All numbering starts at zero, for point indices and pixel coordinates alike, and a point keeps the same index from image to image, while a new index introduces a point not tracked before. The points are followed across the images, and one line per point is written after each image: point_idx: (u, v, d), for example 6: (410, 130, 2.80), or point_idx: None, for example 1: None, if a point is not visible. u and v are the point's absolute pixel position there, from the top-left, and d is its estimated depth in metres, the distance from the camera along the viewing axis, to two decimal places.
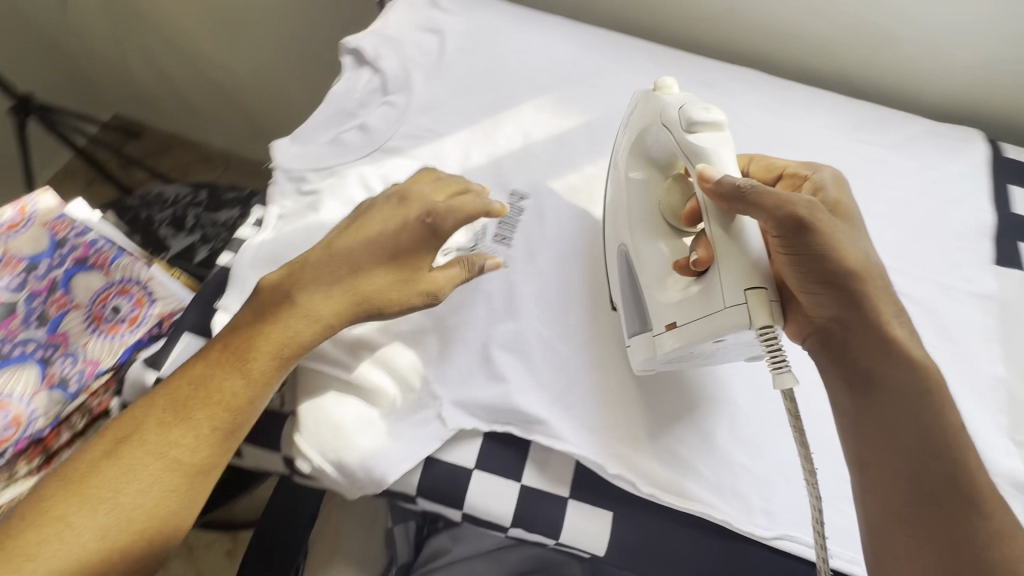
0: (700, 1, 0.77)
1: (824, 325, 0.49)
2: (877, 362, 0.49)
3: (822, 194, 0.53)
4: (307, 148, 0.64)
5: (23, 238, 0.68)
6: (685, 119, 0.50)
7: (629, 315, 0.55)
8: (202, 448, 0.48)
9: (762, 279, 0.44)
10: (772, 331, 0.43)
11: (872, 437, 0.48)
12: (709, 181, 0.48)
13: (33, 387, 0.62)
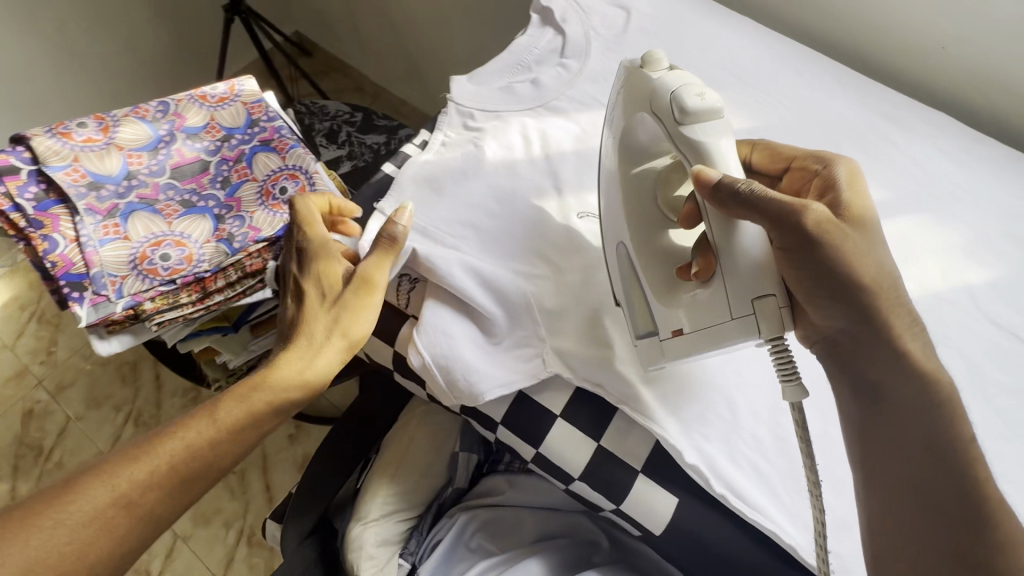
0: (908, 31, 0.73)
1: (832, 336, 0.48)
2: (925, 406, 0.47)
3: (831, 193, 0.50)
4: (481, 89, 0.69)
5: (227, 111, 0.80)
6: (677, 110, 0.48)
7: (634, 316, 0.54)
8: (164, 486, 0.46)
9: (772, 286, 0.44)
10: (781, 341, 0.44)
11: (887, 479, 0.47)
12: (706, 185, 0.46)
13: (207, 236, 0.73)
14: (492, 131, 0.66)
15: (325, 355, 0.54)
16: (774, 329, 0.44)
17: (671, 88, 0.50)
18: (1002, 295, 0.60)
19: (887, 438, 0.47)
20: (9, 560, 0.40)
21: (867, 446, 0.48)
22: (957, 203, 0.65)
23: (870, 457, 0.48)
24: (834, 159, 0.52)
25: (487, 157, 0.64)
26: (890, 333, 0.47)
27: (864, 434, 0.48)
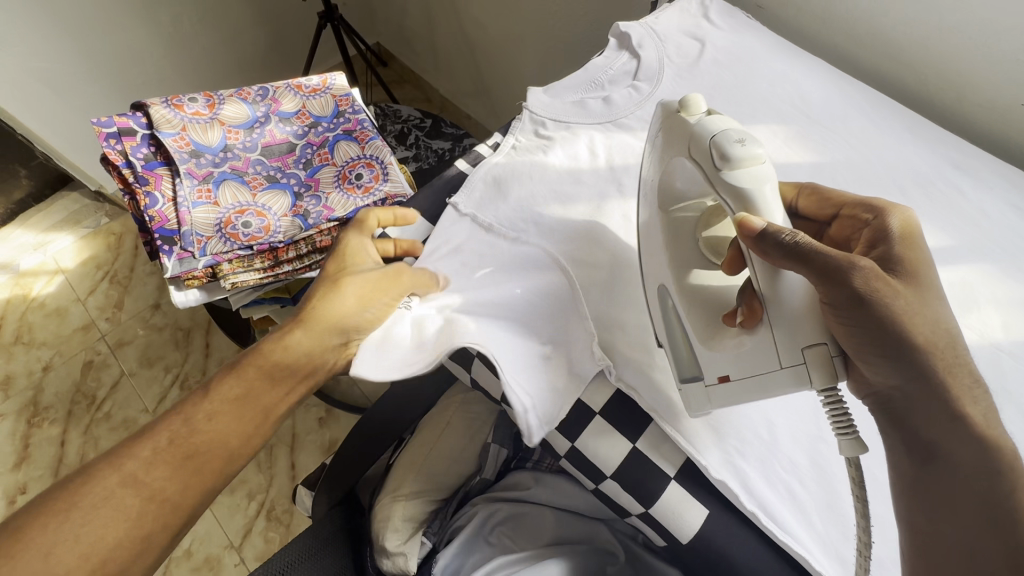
0: (986, 87, 0.73)
1: (883, 391, 0.46)
2: (983, 464, 0.45)
3: (883, 247, 0.49)
4: (554, 101, 0.73)
5: (317, 101, 0.87)
6: (719, 154, 0.49)
7: (676, 356, 0.55)
8: (161, 462, 0.51)
9: (824, 334, 0.44)
10: (835, 393, 0.44)
11: (931, 549, 0.46)
12: (751, 231, 0.46)
13: (284, 211, 0.79)
14: (561, 140, 0.69)
15: (316, 321, 0.58)
16: (827, 379, 0.43)
17: (712, 131, 0.51)
18: None
19: (938, 504, 0.46)
20: (35, 543, 0.45)
21: (914, 512, 0.47)
22: None
23: (916, 524, 0.47)
24: (889, 211, 0.51)
25: (554, 163, 0.67)
26: (949, 393, 0.45)
27: (914, 498, 0.47)
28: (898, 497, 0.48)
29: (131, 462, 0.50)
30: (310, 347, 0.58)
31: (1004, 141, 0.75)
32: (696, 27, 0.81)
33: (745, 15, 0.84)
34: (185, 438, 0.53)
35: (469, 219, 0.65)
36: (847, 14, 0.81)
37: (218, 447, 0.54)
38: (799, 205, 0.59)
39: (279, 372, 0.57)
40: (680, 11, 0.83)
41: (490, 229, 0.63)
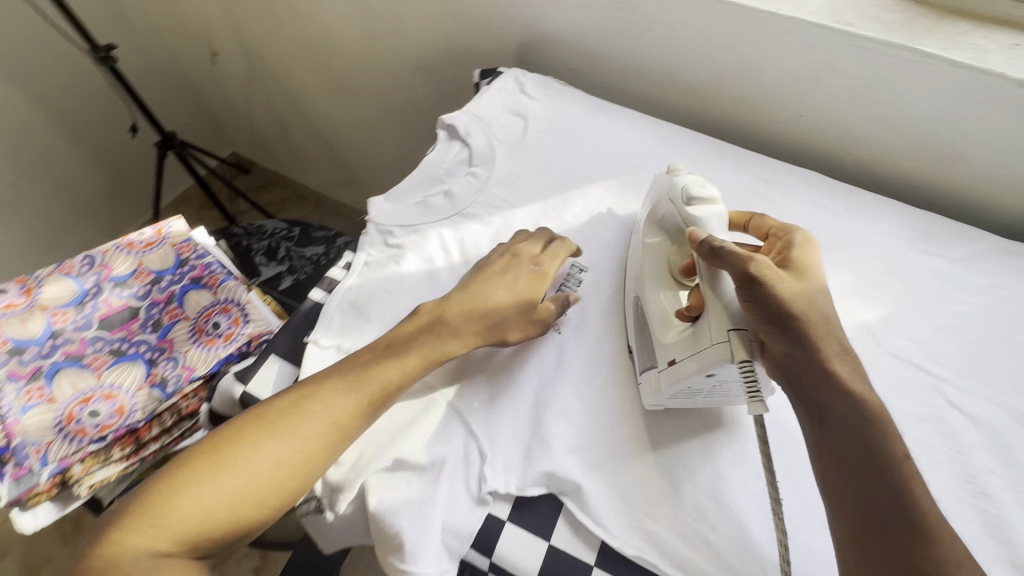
0: (770, 106, 0.84)
1: (783, 361, 0.50)
2: (857, 417, 0.47)
3: (784, 253, 0.57)
4: (397, 207, 0.74)
5: (154, 255, 0.81)
6: (685, 195, 0.62)
7: (640, 355, 0.61)
8: (348, 404, 0.53)
9: (741, 321, 0.52)
10: (750, 365, 0.50)
11: (846, 514, 0.44)
12: (696, 241, 0.58)
13: (138, 383, 0.72)
14: (411, 246, 0.70)
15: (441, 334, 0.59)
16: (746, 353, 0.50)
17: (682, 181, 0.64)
18: (897, 328, 0.65)
19: (838, 464, 0.46)
20: (232, 469, 0.48)
21: (828, 478, 0.46)
22: (841, 250, 0.72)
23: (830, 491, 0.46)
24: (788, 230, 0.59)
25: (408, 272, 0.67)
26: (825, 362, 0.50)
27: (824, 465, 0.47)
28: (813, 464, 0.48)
29: (302, 425, 0.51)
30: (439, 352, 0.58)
31: (798, 148, 0.86)
32: (515, 103, 0.86)
33: (558, 82, 0.90)
34: (359, 378, 0.55)
35: (331, 350, 0.62)
36: (643, 65, 0.90)
37: (388, 390, 0.55)
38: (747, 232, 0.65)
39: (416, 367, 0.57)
40: (499, 90, 0.88)
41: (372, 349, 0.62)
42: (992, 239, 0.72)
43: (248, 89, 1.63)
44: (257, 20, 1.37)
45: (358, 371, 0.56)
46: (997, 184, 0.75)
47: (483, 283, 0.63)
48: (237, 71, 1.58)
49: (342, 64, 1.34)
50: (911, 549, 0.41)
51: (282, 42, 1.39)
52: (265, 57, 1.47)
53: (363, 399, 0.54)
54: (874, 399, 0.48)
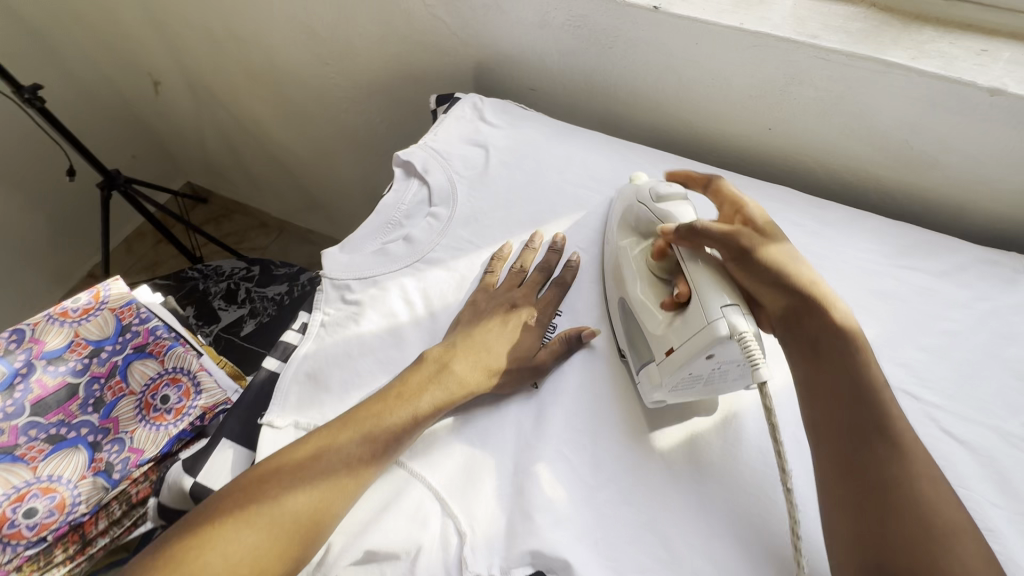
0: (738, 121, 0.81)
1: (784, 312, 0.54)
2: (846, 349, 0.51)
3: (742, 214, 0.60)
4: (354, 258, 0.69)
5: (91, 323, 0.73)
6: (654, 193, 0.65)
7: (634, 357, 0.60)
8: (356, 459, 0.52)
9: (734, 298, 0.53)
10: (747, 338, 0.50)
11: (830, 439, 0.49)
12: (668, 232, 0.60)
13: (80, 473, 0.64)
14: (370, 301, 0.65)
15: (444, 380, 0.57)
16: (744, 326, 0.51)
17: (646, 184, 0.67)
18: (886, 354, 0.63)
19: (826, 395, 0.50)
20: (244, 532, 0.47)
21: (815, 409, 0.51)
22: (823, 272, 0.69)
23: (815, 421, 0.50)
24: (742, 196, 0.62)
25: (369, 332, 0.62)
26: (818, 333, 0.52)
27: (812, 397, 0.51)
28: (800, 399, 0.52)
29: (312, 482, 0.50)
30: (442, 400, 0.56)
31: (770, 163, 0.83)
32: (475, 132, 0.82)
33: (519, 106, 0.86)
34: (368, 430, 0.53)
35: (289, 429, 0.57)
36: (606, 84, 0.86)
37: (394, 443, 0.53)
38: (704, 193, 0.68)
39: (421, 416, 0.55)
40: (456, 119, 0.83)
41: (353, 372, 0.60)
42: (971, 249, 0.70)
43: (196, 119, 1.54)
44: (198, 49, 1.28)
45: (367, 421, 0.54)
46: (972, 191, 0.73)
47: (475, 336, 0.61)
48: (183, 101, 1.48)
49: (292, 92, 1.26)
50: (888, 466, 0.46)
51: (225, 71, 1.30)
52: (210, 87, 1.38)
53: (329, 484, 0.50)
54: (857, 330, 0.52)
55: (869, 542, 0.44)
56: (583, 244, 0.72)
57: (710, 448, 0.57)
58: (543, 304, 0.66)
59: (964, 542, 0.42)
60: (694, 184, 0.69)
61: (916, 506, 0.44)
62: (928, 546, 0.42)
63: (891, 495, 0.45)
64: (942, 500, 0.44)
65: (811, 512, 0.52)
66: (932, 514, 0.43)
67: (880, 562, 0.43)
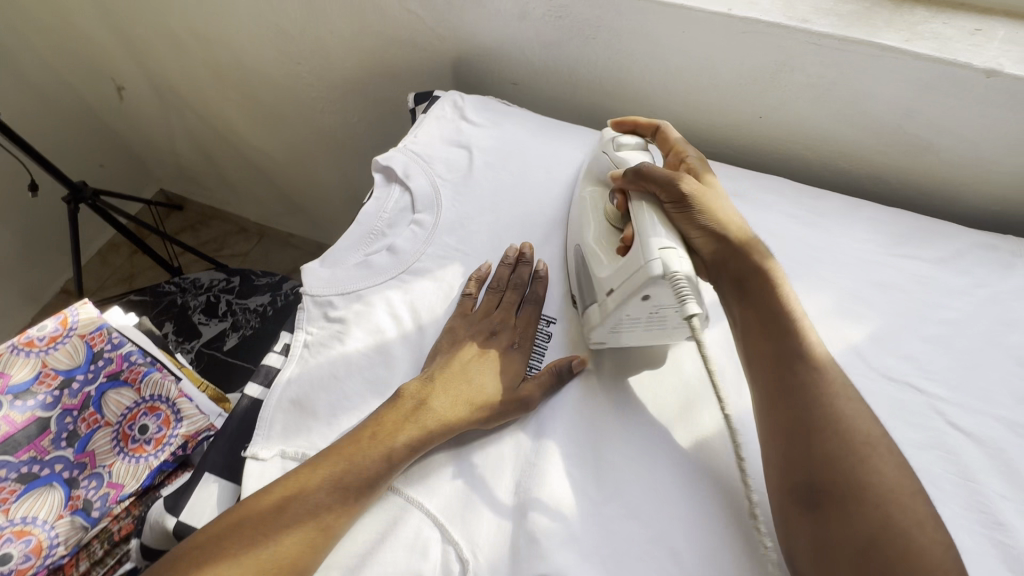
0: (728, 110, 0.78)
1: (714, 257, 0.58)
2: (768, 288, 0.55)
3: (690, 166, 0.65)
4: (335, 272, 0.66)
5: (59, 352, 0.69)
6: (615, 143, 0.67)
7: (583, 299, 0.62)
8: (332, 502, 0.49)
9: (671, 240, 0.55)
10: (678, 276, 0.52)
11: (760, 368, 0.54)
12: (618, 177, 0.63)
13: (57, 512, 0.61)
14: (354, 318, 0.62)
15: (420, 418, 0.54)
16: (679, 265, 0.53)
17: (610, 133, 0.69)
18: (888, 346, 0.62)
19: (756, 331, 0.55)
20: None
21: (748, 342, 0.55)
22: (820, 264, 0.67)
23: (748, 354, 0.55)
24: (685, 149, 0.67)
25: (355, 352, 0.59)
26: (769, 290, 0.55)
27: (744, 331, 0.56)
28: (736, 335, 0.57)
29: (285, 527, 0.48)
30: (416, 442, 0.53)
31: (761, 152, 0.81)
32: (457, 132, 0.79)
33: (502, 102, 0.83)
34: (343, 474, 0.50)
35: (276, 461, 0.54)
36: (590, 77, 0.83)
37: (371, 485, 0.51)
38: (655, 139, 0.70)
39: (398, 458, 0.52)
40: (436, 119, 0.80)
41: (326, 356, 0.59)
42: (968, 234, 0.69)
43: (165, 125, 1.47)
44: (161, 52, 1.22)
45: (345, 459, 0.51)
46: (967, 174, 0.72)
47: (455, 367, 0.58)
48: (149, 106, 1.42)
49: (263, 93, 1.20)
50: (810, 388, 0.50)
51: (192, 74, 1.24)
52: (177, 91, 1.32)
53: (303, 528, 0.48)
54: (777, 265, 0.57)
55: (800, 460, 0.48)
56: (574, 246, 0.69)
57: (713, 455, 0.55)
58: (522, 325, 0.63)
59: (879, 451, 0.47)
60: (642, 132, 0.70)
61: (836, 421, 0.48)
62: (850, 459, 0.46)
63: (817, 423, 0.48)
64: (859, 415, 0.49)
65: None
66: (850, 428, 0.48)
67: (810, 480, 0.47)
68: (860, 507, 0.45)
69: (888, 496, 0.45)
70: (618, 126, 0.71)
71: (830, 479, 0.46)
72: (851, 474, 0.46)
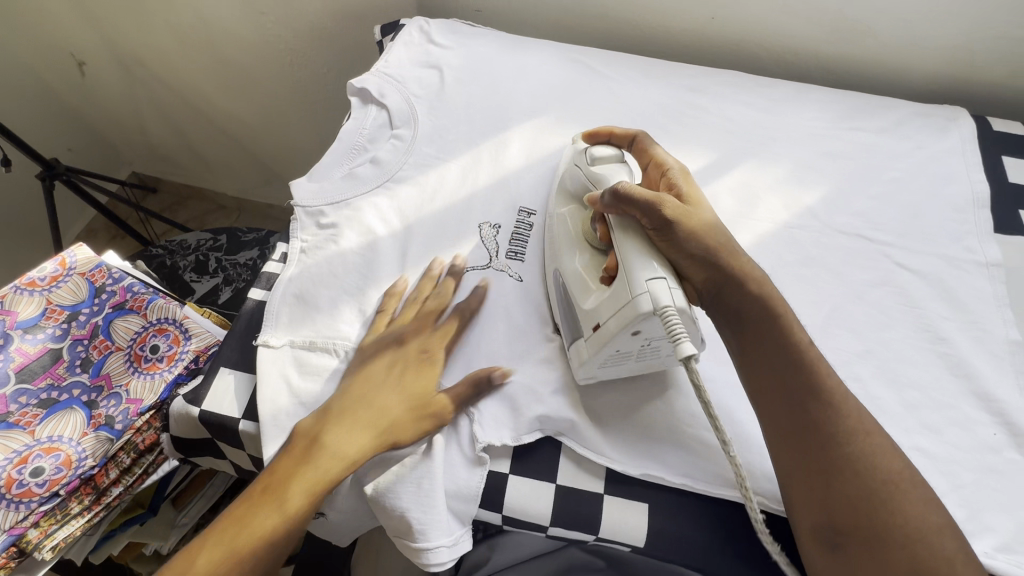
0: (682, 13, 0.82)
1: (703, 286, 0.51)
2: (768, 316, 0.49)
3: (675, 189, 0.55)
4: (323, 185, 0.68)
5: (62, 290, 0.71)
6: (589, 155, 0.59)
7: (566, 326, 0.56)
8: (284, 507, 0.49)
9: (661, 270, 0.49)
10: (668, 311, 0.46)
11: (768, 406, 0.47)
12: (597, 200, 0.55)
13: (81, 430, 0.64)
14: (346, 222, 0.65)
15: (347, 430, 0.51)
16: (671, 300, 0.47)
17: (580, 148, 0.62)
18: (840, 206, 0.67)
19: (757, 360, 0.48)
20: None
21: (751, 377, 0.48)
22: (776, 142, 0.72)
23: (754, 389, 0.48)
24: (667, 162, 0.59)
25: (350, 249, 0.63)
26: (770, 319, 0.48)
27: (746, 363, 0.49)
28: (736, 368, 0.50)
29: (242, 537, 0.48)
30: (342, 458, 0.50)
31: (716, 52, 0.86)
32: (426, 54, 0.81)
33: (467, 25, 0.85)
34: (284, 485, 0.50)
35: (284, 348, 0.58)
36: None
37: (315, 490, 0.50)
38: (632, 150, 0.62)
39: (336, 466, 0.50)
40: (405, 44, 0.82)
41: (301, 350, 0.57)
42: (908, 105, 0.75)
43: (130, 102, 1.42)
44: (123, 19, 1.19)
45: (291, 464, 0.50)
46: (903, 49, 0.78)
47: (374, 381, 0.54)
48: (115, 82, 1.37)
49: (232, 52, 1.20)
50: (827, 428, 0.44)
51: (156, 39, 1.22)
52: (143, 61, 1.29)
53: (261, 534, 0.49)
54: (771, 288, 0.50)
55: (821, 504, 0.43)
56: (547, 146, 0.73)
57: None
58: (438, 335, 0.57)
59: (908, 489, 0.42)
60: (618, 142, 0.63)
61: (856, 461, 0.43)
62: (875, 501, 0.41)
63: (832, 460, 0.43)
64: (878, 447, 0.44)
65: None
66: (874, 468, 0.43)
67: (831, 521, 0.42)
68: (890, 552, 0.40)
69: (915, 533, 0.40)
70: (589, 139, 0.64)
71: (855, 521, 0.42)
72: (877, 517, 0.41)
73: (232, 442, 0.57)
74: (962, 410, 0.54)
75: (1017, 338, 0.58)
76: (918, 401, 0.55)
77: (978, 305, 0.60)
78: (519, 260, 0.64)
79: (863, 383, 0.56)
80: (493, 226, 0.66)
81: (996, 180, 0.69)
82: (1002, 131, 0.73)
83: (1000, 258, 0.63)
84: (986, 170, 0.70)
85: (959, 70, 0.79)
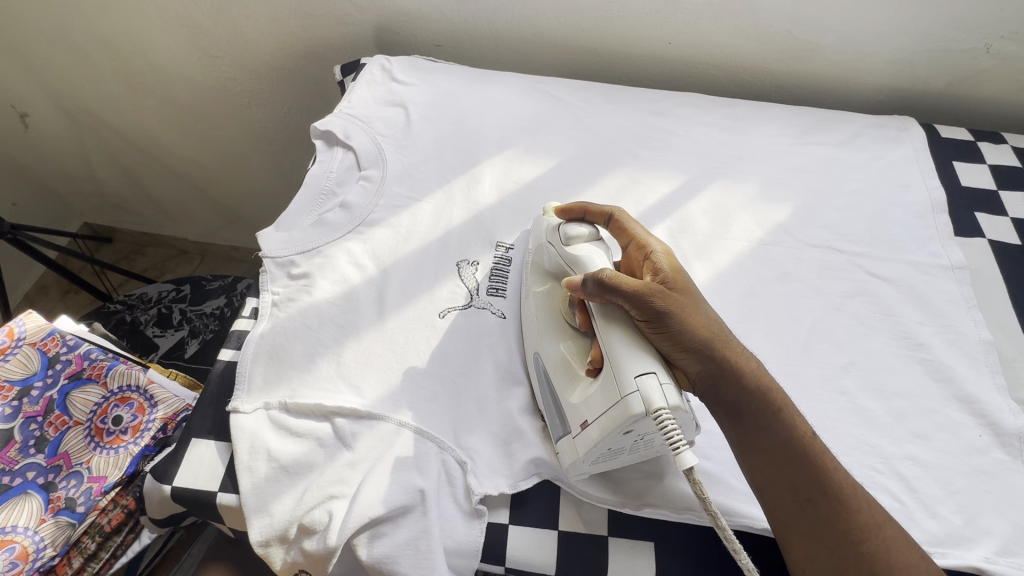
0: (640, 41, 0.85)
1: (701, 377, 0.46)
2: (770, 412, 0.45)
3: (661, 274, 0.49)
4: (292, 234, 0.66)
5: (10, 362, 0.63)
6: (562, 235, 0.54)
7: (552, 417, 0.52)
8: None
9: (651, 364, 0.45)
10: (663, 413, 0.42)
11: (776, 503, 0.43)
12: (577, 287, 0.49)
13: (37, 517, 0.58)
14: (319, 271, 0.63)
15: None
16: (663, 399, 0.43)
17: (552, 223, 0.56)
18: (810, 220, 0.69)
19: (763, 457, 0.44)
20: None
21: (756, 473, 0.44)
22: (741, 161, 0.74)
23: (760, 486, 0.44)
24: (649, 242, 0.52)
25: (325, 299, 0.61)
26: (773, 411, 0.45)
27: (748, 458, 0.45)
28: (738, 463, 0.46)
29: None
30: None
31: (675, 76, 0.88)
32: (390, 92, 0.80)
33: (429, 60, 0.85)
34: None
35: (260, 411, 0.54)
36: (510, 27, 0.87)
37: None
38: (609, 228, 0.56)
39: None
40: (367, 84, 0.81)
41: (274, 442, 0.53)
42: (863, 118, 0.78)
43: (80, 152, 1.35)
44: (68, 67, 1.14)
45: None
46: (852, 64, 0.82)
47: None
48: (62, 134, 1.30)
49: (188, 97, 1.16)
50: (838, 524, 0.42)
51: (106, 87, 1.17)
52: (92, 110, 1.23)
53: None
54: (771, 379, 0.47)
55: None
56: (517, 179, 0.72)
57: None
58: None
59: None
60: (592, 220, 0.56)
61: (871, 560, 0.40)
62: None
63: (849, 558, 0.41)
64: (893, 541, 0.41)
65: (772, 365, 0.58)
66: (890, 566, 0.40)
67: None
68: None
69: None
70: (560, 214, 0.57)
71: None
72: None
73: (210, 516, 0.53)
74: (947, 414, 0.55)
75: (989, 338, 0.60)
76: (905, 408, 0.56)
77: (949, 308, 0.62)
78: (500, 297, 0.62)
79: (850, 396, 0.56)
80: (471, 264, 0.65)
81: (950, 185, 0.72)
82: (950, 138, 0.77)
83: (964, 260, 0.65)
84: (941, 176, 0.73)
85: (904, 81, 0.83)
